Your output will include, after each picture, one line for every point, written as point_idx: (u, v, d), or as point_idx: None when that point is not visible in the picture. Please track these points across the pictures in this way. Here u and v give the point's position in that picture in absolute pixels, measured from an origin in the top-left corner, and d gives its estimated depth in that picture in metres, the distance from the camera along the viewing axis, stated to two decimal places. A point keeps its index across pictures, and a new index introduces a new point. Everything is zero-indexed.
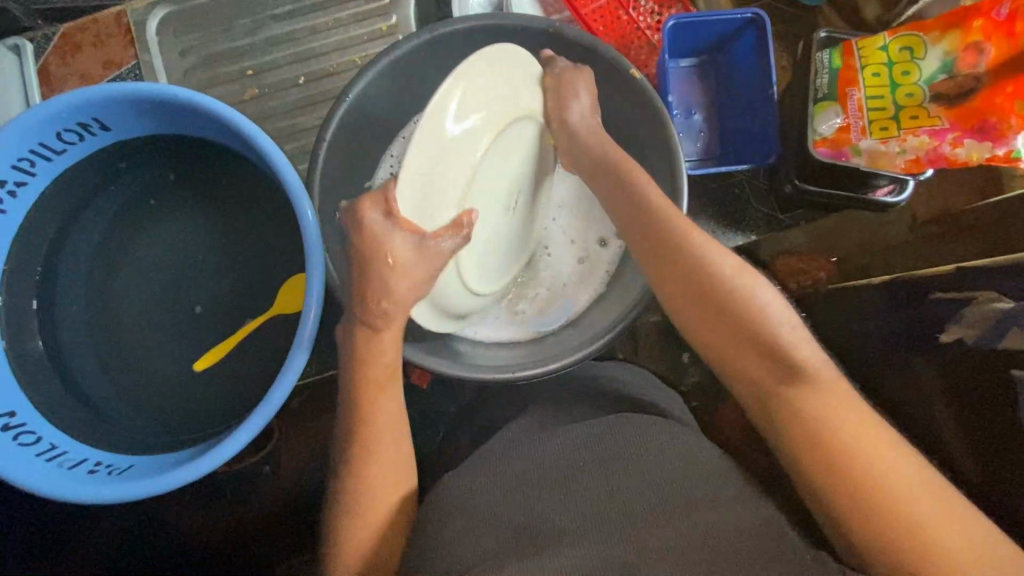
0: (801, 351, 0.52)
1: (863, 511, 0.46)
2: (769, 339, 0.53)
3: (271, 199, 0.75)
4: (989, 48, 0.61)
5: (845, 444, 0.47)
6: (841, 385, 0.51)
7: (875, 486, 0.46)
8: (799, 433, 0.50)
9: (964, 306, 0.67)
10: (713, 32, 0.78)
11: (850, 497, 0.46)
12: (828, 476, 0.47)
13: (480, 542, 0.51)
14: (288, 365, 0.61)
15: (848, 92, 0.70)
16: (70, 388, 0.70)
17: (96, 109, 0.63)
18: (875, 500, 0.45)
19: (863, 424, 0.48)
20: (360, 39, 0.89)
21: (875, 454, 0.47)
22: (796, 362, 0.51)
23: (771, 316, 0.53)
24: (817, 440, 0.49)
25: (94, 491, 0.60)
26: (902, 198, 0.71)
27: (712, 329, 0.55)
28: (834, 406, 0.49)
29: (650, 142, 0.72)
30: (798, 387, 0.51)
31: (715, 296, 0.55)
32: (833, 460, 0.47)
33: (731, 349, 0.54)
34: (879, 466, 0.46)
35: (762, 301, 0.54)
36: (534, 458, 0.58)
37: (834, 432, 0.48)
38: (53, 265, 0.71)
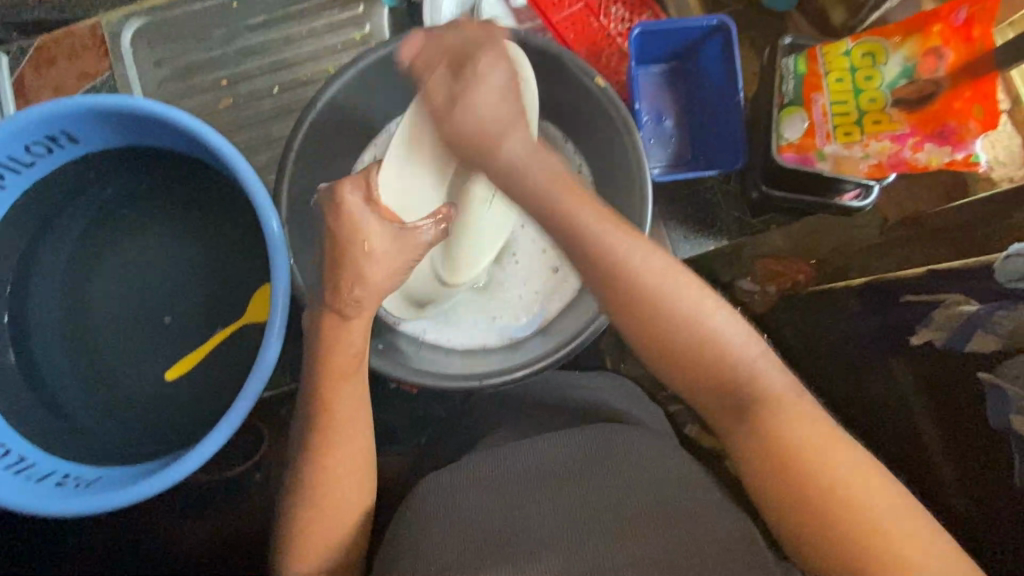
0: (762, 373, 0.51)
1: (825, 531, 0.45)
2: (727, 357, 0.51)
3: (243, 209, 0.75)
4: (948, 53, 0.62)
5: (809, 468, 0.47)
6: (802, 407, 0.50)
7: (836, 508, 0.45)
8: (764, 459, 0.49)
9: (934, 309, 0.66)
10: (681, 38, 0.79)
11: (813, 522, 0.46)
12: (793, 503, 0.47)
13: (441, 554, 0.51)
14: (250, 376, 0.62)
15: (813, 97, 0.70)
16: (41, 400, 0.70)
17: (62, 122, 0.63)
18: (837, 521, 0.45)
19: (825, 445, 0.48)
20: (333, 48, 0.90)
21: (838, 476, 0.46)
22: (757, 386, 0.50)
23: (733, 340, 0.51)
24: (784, 468, 0.48)
25: (60, 504, 0.60)
26: (868, 203, 0.71)
27: (676, 360, 0.51)
28: (803, 431, 0.48)
29: (616, 148, 0.73)
30: (761, 413, 0.49)
31: (673, 325, 0.51)
32: (796, 485, 0.47)
33: (692, 381, 0.52)
34: (843, 488, 0.46)
35: (723, 328, 0.51)
36: (504, 463, 0.57)
37: (795, 457, 0.48)
38: (23, 277, 0.71)
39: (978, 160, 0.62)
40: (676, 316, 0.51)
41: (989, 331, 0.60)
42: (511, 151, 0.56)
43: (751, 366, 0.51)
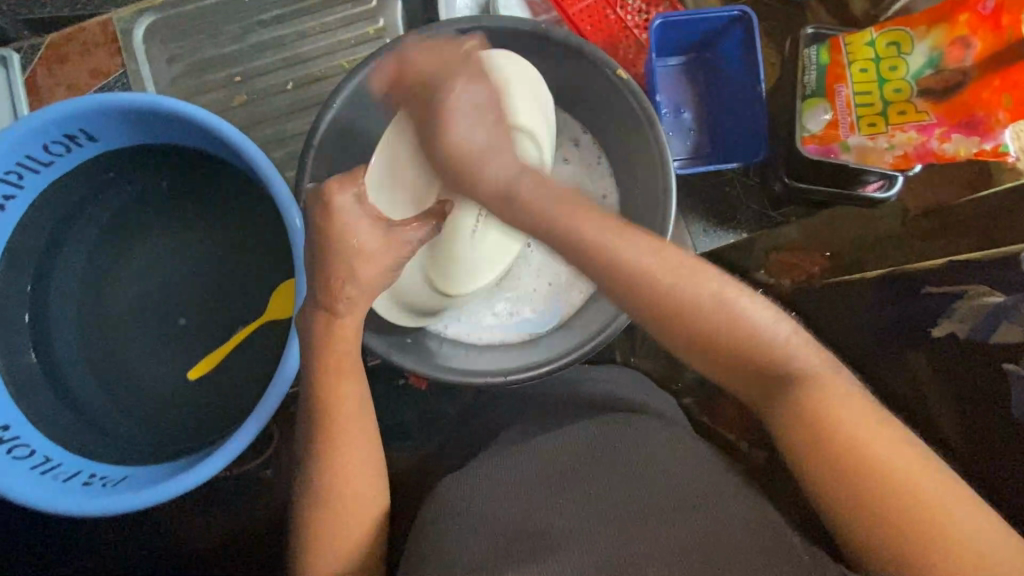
0: (797, 356, 0.50)
1: (876, 510, 0.44)
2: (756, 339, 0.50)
3: (260, 207, 0.75)
4: (976, 42, 0.61)
5: (858, 454, 0.45)
6: (843, 387, 0.49)
7: (883, 484, 0.44)
8: (810, 442, 0.47)
9: (957, 300, 0.66)
10: (700, 30, 0.78)
11: (856, 503, 0.45)
12: (841, 485, 0.45)
13: (470, 554, 0.50)
14: (279, 367, 0.62)
15: (836, 88, 0.70)
16: (62, 399, 0.70)
17: (81, 121, 0.63)
18: (885, 501, 0.44)
19: (867, 422, 0.46)
20: (348, 43, 0.89)
21: (877, 451, 0.45)
22: (793, 368, 0.49)
23: (756, 316, 0.50)
24: (831, 445, 0.46)
25: (88, 504, 0.60)
26: (891, 194, 0.70)
27: (693, 338, 0.51)
28: (840, 407, 0.47)
29: (638, 142, 0.72)
30: (801, 393, 0.48)
31: (692, 304, 0.50)
32: (839, 467, 0.46)
33: (724, 366, 0.51)
34: (886, 465, 0.45)
35: (748, 307, 0.50)
36: (523, 455, 0.58)
37: (837, 438, 0.46)
38: (42, 277, 0.71)
39: (1007, 151, 0.62)
40: (697, 300, 0.50)
41: (1015, 323, 0.60)
42: (495, 171, 0.55)
43: (779, 337, 0.50)
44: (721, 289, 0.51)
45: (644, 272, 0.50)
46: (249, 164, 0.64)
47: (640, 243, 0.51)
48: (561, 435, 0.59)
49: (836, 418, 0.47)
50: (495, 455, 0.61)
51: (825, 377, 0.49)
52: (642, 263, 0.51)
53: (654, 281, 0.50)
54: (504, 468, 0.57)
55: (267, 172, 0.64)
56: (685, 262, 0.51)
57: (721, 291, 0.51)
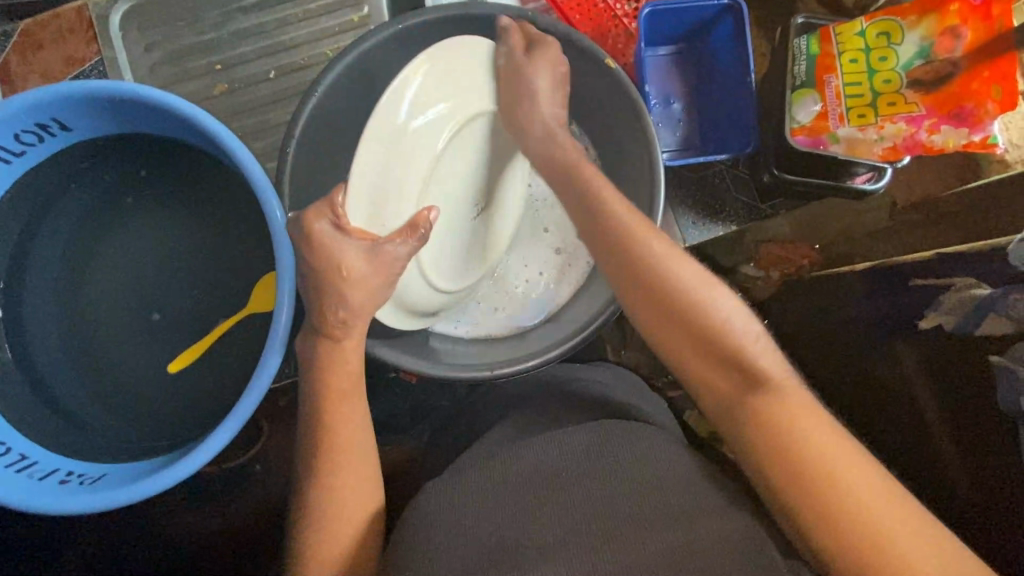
0: (765, 359, 0.50)
1: (830, 526, 0.42)
2: (732, 347, 0.51)
3: (242, 200, 0.73)
4: (966, 32, 0.61)
5: (821, 465, 0.44)
6: (809, 401, 0.48)
7: (836, 504, 0.42)
8: (771, 451, 0.46)
9: (942, 292, 0.66)
10: (690, 20, 0.77)
11: (818, 516, 0.43)
12: (802, 495, 0.44)
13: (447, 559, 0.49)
14: (263, 356, 0.61)
15: (826, 79, 0.69)
16: (40, 396, 0.69)
17: (53, 110, 0.61)
18: (839, 519, 0.42)
19: (829, 439, 0.45)
20: (331, 31, 0.87)
21: (837, 466, 0.43)
22: (760, 368, 0.50)
23: (716, 308, 0.53)
24: (789, 458, 0.45)
25: (64, 503, 0.58)
26: (881, 185, 0.70)
27: (671, 328, 0.53)
28: (800, 419, 0.46)
29: (627, 135, 0.71)
30: (766, 397, 0.48)
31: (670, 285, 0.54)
32: (797, 479, 0.44)
33: (697, 358, 0.52)
34: (841, 473, 0.43)
35: (730, 316, 0.53)
36: (508, 459, 0.57)
37: (797, 449, 0.45)
38: (17, 271, 0.70)
39: (996, 142, 0.61)
40: (693, 307, 0.53)
41: (1001, 315, 0.60)
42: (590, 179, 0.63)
43: (752, 341, 0.51)
44: (709, 310, 0.53)
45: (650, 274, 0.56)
46: (228, 154, 0.62)
47: (670, 269, 0.55)
48: (547, 440, 0.58)
49: (794, 421, 0.46)
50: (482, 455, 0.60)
51: (789, 383, 0.49)
52: (657, 272, 0.55)
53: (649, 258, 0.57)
54: (488, 470, 0.56)
55: (246, 163, 0.63)
56: (688, 281, 0.55)
57: (709, 312, 0.53)
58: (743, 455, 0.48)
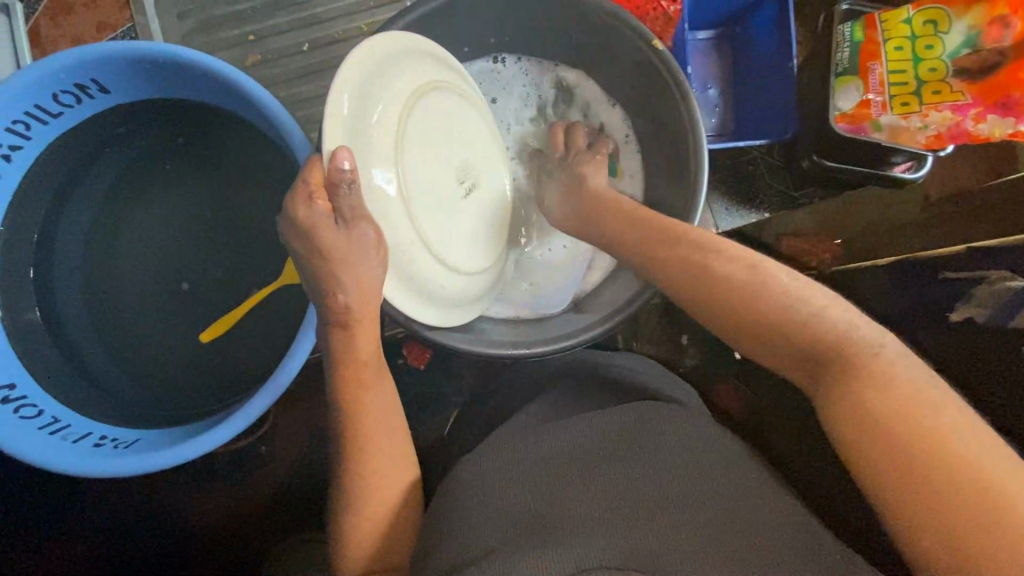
0: (833, 326, 0.47)
1: (927, 483, 0.38)
2: (803, 318, 0.48)
3: (274, 171, 0.72)
4: (1016, 21, 0.61)
5: (910, 426, 0.40)
6: (902, 365, 0.44)
7: (937, 460, 0.38)
8: (854, 416, 0.42)
9: (975, 285, 0.66)
10: (732, 4, 0.77)
11: (902, 480, 0.39)
12: (886, 458, 0.40)
13: (487, 534, 0.49)
14: (306, 321, 0.60)
15: (870, 66, 0.69)
16: (71, 362, 0.68)
17: (94, 70, 0.60)
18: (940, 474, 0.37)
19: (933, 389, 0.41)
20: (366, 5, 0.86)
21: (940, 420, 0.39)
22: (825, 334, 0.47)
23: (779, 278, 0.51)
24: (879, 412, 0.41)
25: (101, 465, 0.58)
26: (921, 174, 0.71)
27: (726, 308, 0.52)
28: (888, 376, 0.42)
29: (670, 122, 0.71)
30: (845, 365, 0.45)
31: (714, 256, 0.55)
32: (878, 442, 0.40)
33: (753, 342, 0.51)
34: (930, 437, 0.39)
35: (788, 282, 0.51)
36: (545, 441, 0.58)
37: (890, 402, 0.41)
38: (49, 235, 0.68)
39: None
40: (761, 279, 0.51)
41: None
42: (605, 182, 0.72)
43: (814, 312, 0.48)
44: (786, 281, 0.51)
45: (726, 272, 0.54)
46: (271, 121, 0.61)
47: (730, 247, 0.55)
48: (575, 427, 0.59)
49: (876, 383, 0.42)
50: (512, 438, 0.60)
51: (874, 347, 0.45)
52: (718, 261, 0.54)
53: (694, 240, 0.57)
54: (525, 452, 0.57)
55: (290, 131, 0.62)
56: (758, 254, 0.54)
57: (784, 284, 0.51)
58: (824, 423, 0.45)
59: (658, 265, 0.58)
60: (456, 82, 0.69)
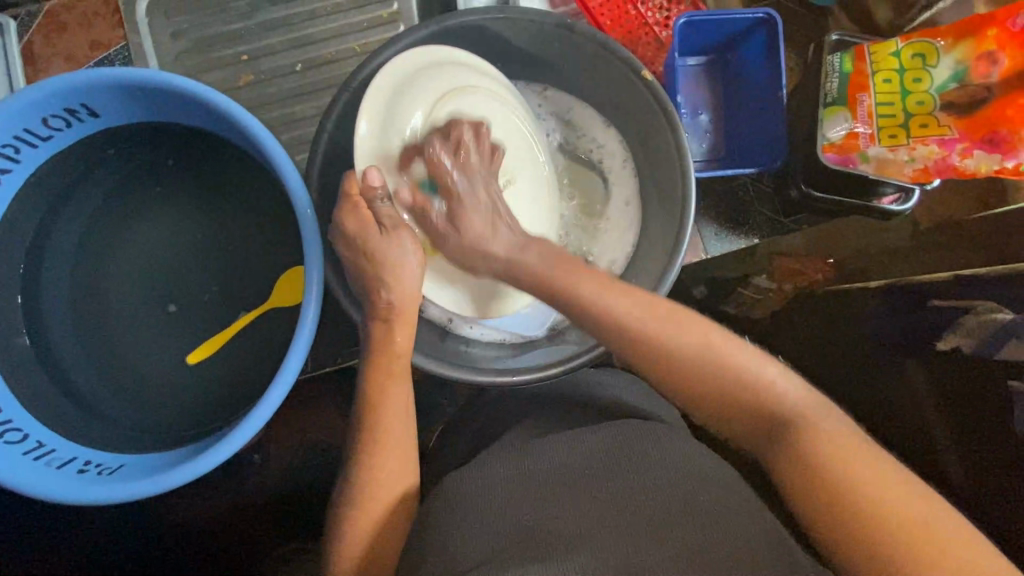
0: (794, 404, 0.49)
1: (874, 540, 0.42)
2: (749, 380, 0.50)
3: (264, 193, 0.72)
4: (1003, 58, 0.61)
5: (852, 490, 0.43)
6: (841, 426, 0.47)
7: (881, 525, 0.41)
8: (795, 474, 0.46)
9: (963, 315, 0.66)
10: (723, 32, 0.77)
11: (862, 546, 0.42)
12: (847, 528, 0.43)
13: (464, 556, 0.48)
14: (291, 348, 0.60)
15: (858, 97, 0.69)
16: (57, 384, 0.68)
17: (84, 96, 0.60)
18: (891, 537, 0.41)
19: (866, 459, 0.44)
20: (360, 27, 0.86)
21: (848, 475, 0.43)
22: (781, 413, 0.49)
23: (728, 349, 0.51)
24: (827, 494, 0.44)
25: (85, 493, 0.58)
26: (908, 207, 0.71)
27: (705, 386, 0.51)
28: (824, 452, 0.45)
29: (662, 158, 0.71)
30: (794, 434, 0.47)
31: (703, 352, 0.51)
32: (842, 511, 0.43)
33: (715, 411, 0.52)
34: (888, 504, 0.42)
35: (777, 380, 0.50)
36: (523, 463, 0.56)
37: (831, 476, 0.44)
38: (37, 257, 0.69)
39: None
40: (724, 361, 0.51)
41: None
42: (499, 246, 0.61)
43: (780, 393, 0.49)
44: (748, 361, 0.51)
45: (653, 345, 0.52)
46: (259, 148, 0.61)
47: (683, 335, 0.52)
48: (561, 444, 0.58)
49: (830, 447, 0.45)
50: (492, 457, 0.59)
51: (816, 420, 0.48)
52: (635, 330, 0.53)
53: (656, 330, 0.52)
54: (500, 475, 0.55)
55: (277, 158, 0.62)
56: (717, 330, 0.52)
57: (743, 358, 0.51)
58: (794, 502, 0.46)
59: (605, 331, 0.54)
60: (485, 84, 0.73)
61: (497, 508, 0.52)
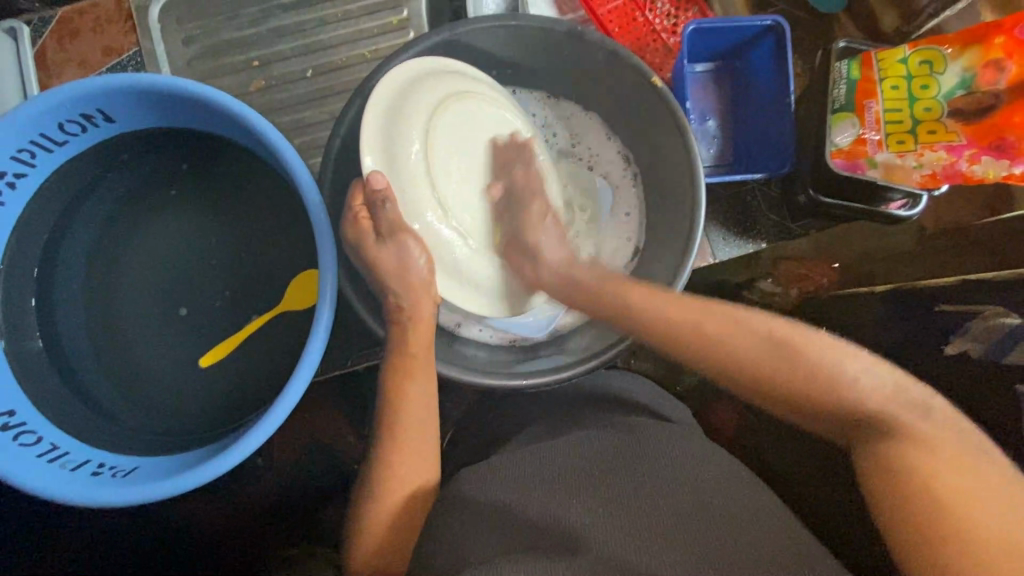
0: (867, 384, 0.50)
1: (936, 530, 0.41)
2: (839, 379, 0.51)
3: (277, 198, 0.73)
4: (1011, 64, 0.62)
5: (917, 469, 0.44)
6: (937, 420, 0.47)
7: (944, 511, 0.42)
8: (869, 452, 0.48)
9: (970, 319, 0.66)
10: (730, 39, 0.78)
11: (904, 521, 0.43)
12: (886, 495, 0.45)
13: (478, 551, 0.48)
14: (306, 349, 0.60)
15: (866, 104, 0.70)
16: (69, 386, 0.68)
17: (101, 101, 0.61)
18: (951, 523, 0.41)
19: (940, 451, 0.44)
20: (370, 33, 0.87)
21: (924, 473, 0.44)
22: (854, 404, 0.50)
23: (811, 342, 0.53)
24: (899, 481, 0.45)
25: (99, 495, 0.58)
26: (915, 212, 0.72)
27: (762, 378, 0.54)
28: (910, 448, 0.46)
29: (670, 162, 0.72)
30: (875, 422, 0.48)
31: (761, 337, 0.55)
32: (891, 488, 0.45)
33: (783, 401, 0.54)
34: (954, 493, 0.42)
35: (847, 365, 0.51)
36: (537, 461, 0.57)
37: (906, 465, 0.45)
38: (51, 260, 0.69)
39: None
40: (812, 360, 0.52)
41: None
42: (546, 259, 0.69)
43: (858, 386, 0.50)
44: (836, 358, 0.52)
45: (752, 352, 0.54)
46: (273, 152, 0.62)
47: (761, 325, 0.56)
48: (576, 445, 0.59)
49: (914, 435, 0.46)
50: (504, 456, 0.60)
51: (896, 413, 0.48)
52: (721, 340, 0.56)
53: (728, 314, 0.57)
54: (515, 473, 0.56)
55: (291, 162, 0.62)
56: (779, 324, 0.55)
57: (835, 358, 0.52)
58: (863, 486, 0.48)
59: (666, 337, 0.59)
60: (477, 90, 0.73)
61: (510, 509, 0.53)
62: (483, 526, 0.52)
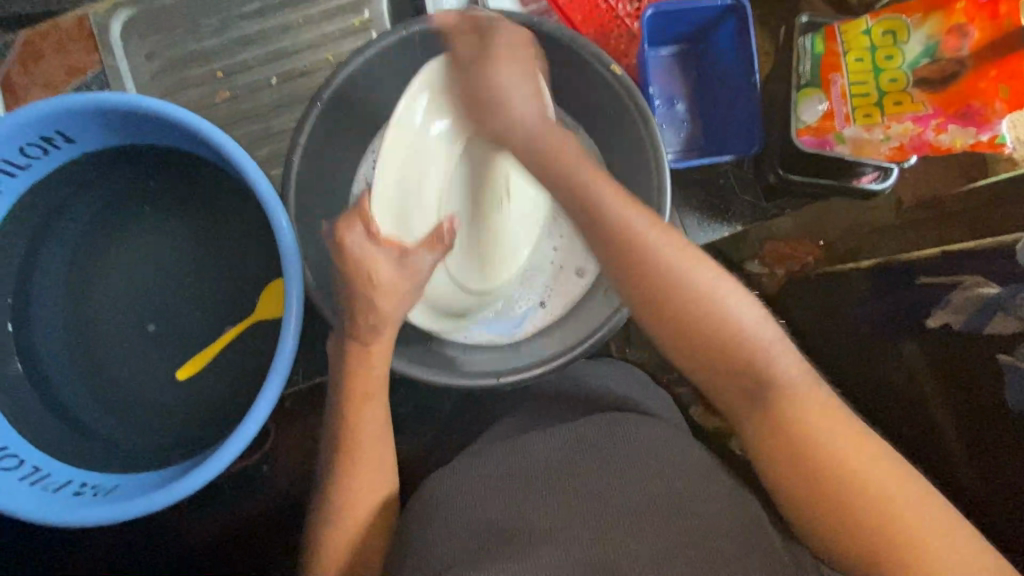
0: (767, 349, 0.51)
1: (847, 519, 0.46)
2: (751, 344, 0.51)
3: (245, 206, 0.73)
4: (973, 30, 0.61)
5: (838, 469, 0.47)
6: (818, 399, 0.50)
7: (862, 504, 0.45)
8: (784, 453, 0.49)
9: (951, 290, 0.64)
10: (693, 20, 0.77)
11: (823, 507, 0.47)
12: (815, 500, 0.47)
13: (446, 558, 0.48)
14: (273, 364, 0.60)
15: (831, 78, 0.70)
16: (51, 407, 0.69)
17: (58, 123, 0.61)
18: (860, 510, 0.45)
19: (853, 440, 0.48)
20: (332, 36, 0.86)
21: (851, 464, 0.47)
22: (768, 371, 0.50)
23: (698, 276, 0.52)
24: (814, 468, 0.47)
25: (79, 514, 0.59)
26: (887, 185, 0.71)
27: (662, 310, 0.53)
28: (808, 424, 0.48)
29: (637, 159, 0.71)
30: (780, 402, 0.49)
31: (668, 280, 0.53)
32: (814, 477, 0.47)
33: (671, 325, 0.53)
34: (871, 492, 0.45)
35: (743, 316, 0.52)
36: (512, 460, 0.55)
37: (824, 456, 0.47)
38: (24, 284, 0.69)
39: (1002, 142, 0.63)
40: (701, 289, 0.52)
41: (1012, 313, 0.59)
42: (518, 112, 0.66)
43: (764, 345, 0.51)
44: (758, 325, 0.52)
45: (663, 254, 0.54)
46: (230, 162, 0.61)
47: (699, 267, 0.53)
48: (547, 436, 0.57)
49: (807, 429, 0.48)
50: (473, 456, 0.59)
51: (799, 390, 0.50)
52: (635, 233, 0.55)
53: (654, 253, 0.54)
54: (488, 471, 0.55)
55: (248, 170, 0.61)
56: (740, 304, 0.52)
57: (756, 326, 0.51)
58: (763, 462, 0.50)
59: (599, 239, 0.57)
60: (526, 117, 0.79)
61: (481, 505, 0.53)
62: (451, 520, 0.52)
